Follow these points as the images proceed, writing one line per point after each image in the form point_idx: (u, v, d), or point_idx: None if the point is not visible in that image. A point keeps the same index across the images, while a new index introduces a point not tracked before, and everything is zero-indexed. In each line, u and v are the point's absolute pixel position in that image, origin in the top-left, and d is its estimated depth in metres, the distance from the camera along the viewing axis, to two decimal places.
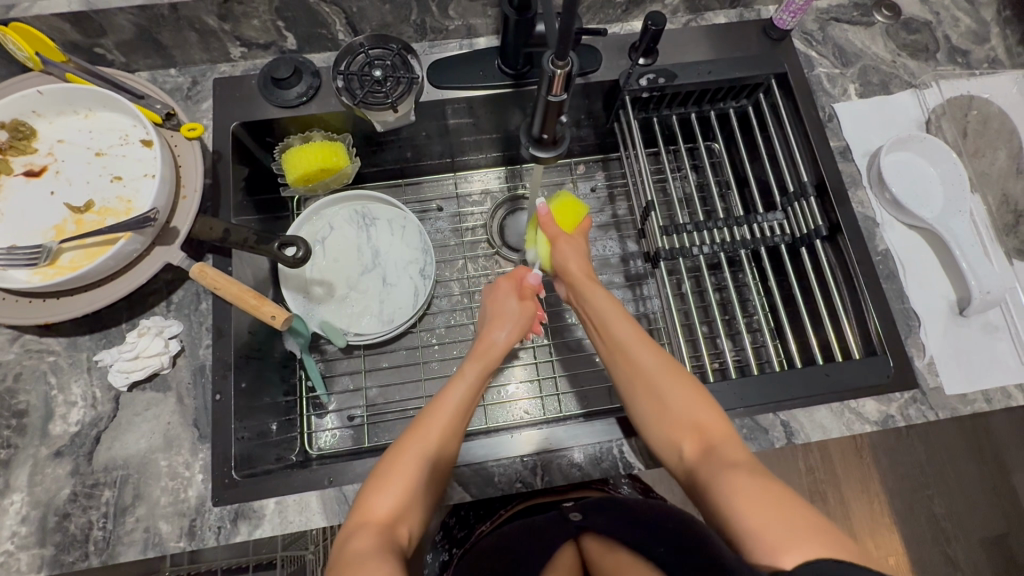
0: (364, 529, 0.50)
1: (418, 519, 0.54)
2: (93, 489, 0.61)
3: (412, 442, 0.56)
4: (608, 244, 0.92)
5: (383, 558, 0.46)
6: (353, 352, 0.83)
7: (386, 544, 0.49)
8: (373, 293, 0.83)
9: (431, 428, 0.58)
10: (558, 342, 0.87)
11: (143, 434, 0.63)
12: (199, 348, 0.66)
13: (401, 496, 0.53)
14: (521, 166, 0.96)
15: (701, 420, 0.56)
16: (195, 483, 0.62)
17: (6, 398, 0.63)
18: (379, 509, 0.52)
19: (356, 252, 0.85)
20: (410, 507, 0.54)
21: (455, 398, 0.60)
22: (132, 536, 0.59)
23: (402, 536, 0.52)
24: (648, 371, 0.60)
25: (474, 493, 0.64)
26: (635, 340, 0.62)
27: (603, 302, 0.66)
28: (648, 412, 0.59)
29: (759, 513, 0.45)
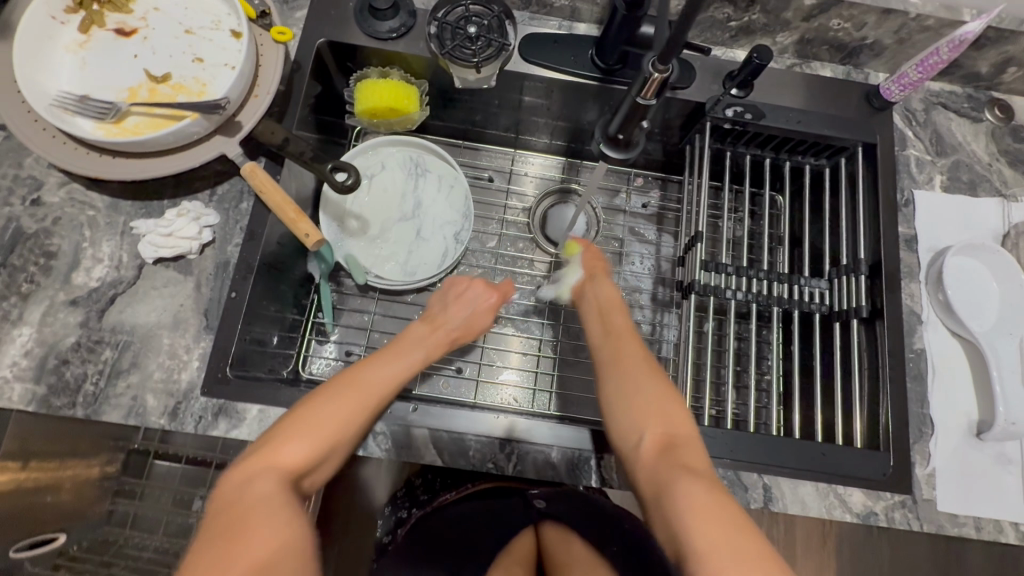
0: (270, 470, 0.52)
1: (323, 472, 0.57)
2: (96, 345, 0.62)
3: (345, 404, 0.58)
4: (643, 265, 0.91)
5: (283, 509, 0.49)
6: (368, 293, 0.84)
7: (289, 491, 0.52)
8: (405, 241, 0.84)
9: (372, 385, 0.61)
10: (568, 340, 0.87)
11: (154, 308, 0.64)
12: (228, 245, 0.67)
13: (313, 449, 0.55)
14: (582, 162, 0.95)
15: (671, 419, 0.59)
16: (189, 368, 0.63)
17: (41, 237, 0.65)
18: (290, 455, 0.54)
19: (399, 198, 0.85)
20: (319, 462, 0.56)
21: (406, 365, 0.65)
22: (118, 400, 0.61)
23: (301, 483, 0.55)
24: (631, 361, 0.63)
25: (447, 459, 0.65)
26: (628, 338, 0.66)
27: (609, 298, 0.71)
28: (612, 395, 0.62)
29: (712, 533, 0.48)
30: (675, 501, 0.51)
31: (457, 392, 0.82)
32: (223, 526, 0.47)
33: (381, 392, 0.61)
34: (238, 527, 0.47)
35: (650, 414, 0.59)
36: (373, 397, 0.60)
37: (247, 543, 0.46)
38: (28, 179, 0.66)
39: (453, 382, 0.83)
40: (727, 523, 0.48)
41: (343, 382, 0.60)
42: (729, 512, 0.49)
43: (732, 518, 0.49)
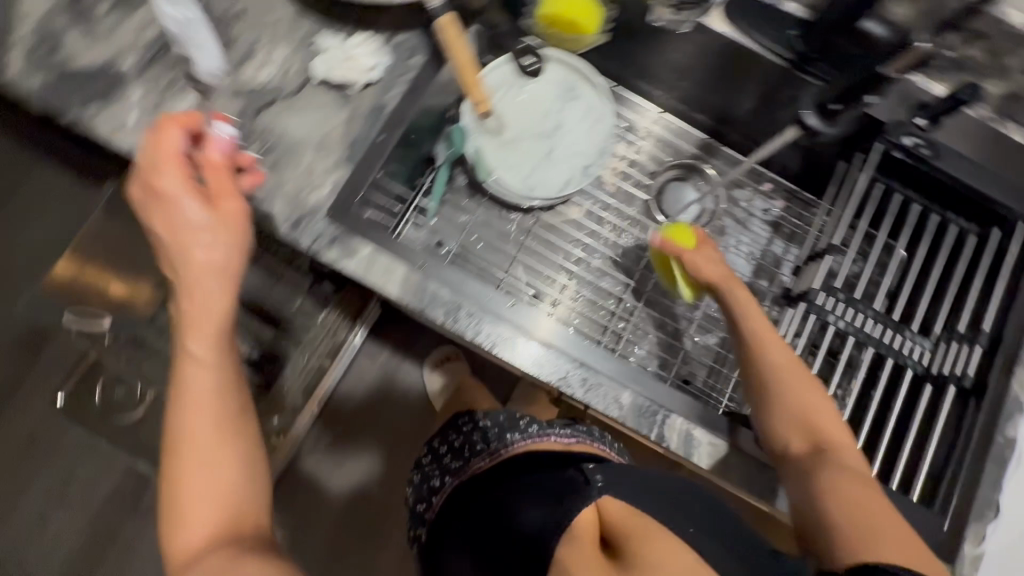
0: (179, 562, 0.46)
1: (263, 492, 0.51)
2: (244, 138, 0.64)
3: (191, 461, 0.48)
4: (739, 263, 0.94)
5: (241, 570, 0.44)
6: (477, 195, 0.90)
7: (242, 549, 0.46)
8: (534, 156, 0.84)
9: (201, 443, 0.49)
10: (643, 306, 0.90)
11: (305, 124, 0.65)
12: (388, 92, 0.67)
13: (218, 505, 0.48)
14: (720, 147, 0.96)
15: (814, 418, 0.60)
16: (320, 190, 0.64)
17: (226, 23, 0.67)
18: (189, 540, 0.47)
19: (542, 114, 0.85)
20: (238, 504, 0.49)
21: (203, 384, 0.50)
22: (250, 194, 0.63)
23: (256, 525, 0.49)
24: (771, 367, 0.62)
25: (525, 363, 0.64)
26: (769, 340, 0.64)
27: (742, 304, 0.67)
28: (758, 403, 0.62)
29: (857, 526, 0.52)
30: (821, 493, 0.55)
31: None
32: None
33: (201, 398, 0.50)
34: None
35: (796, 425, 0.60)
36: (214, 417, 0.50)
37: None
38: None
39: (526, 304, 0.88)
40: (870, 503, 0.54)
41: (187, 403, 0.49)
42: (873, 501, 0.54)
43: (877, 508, 0.53)
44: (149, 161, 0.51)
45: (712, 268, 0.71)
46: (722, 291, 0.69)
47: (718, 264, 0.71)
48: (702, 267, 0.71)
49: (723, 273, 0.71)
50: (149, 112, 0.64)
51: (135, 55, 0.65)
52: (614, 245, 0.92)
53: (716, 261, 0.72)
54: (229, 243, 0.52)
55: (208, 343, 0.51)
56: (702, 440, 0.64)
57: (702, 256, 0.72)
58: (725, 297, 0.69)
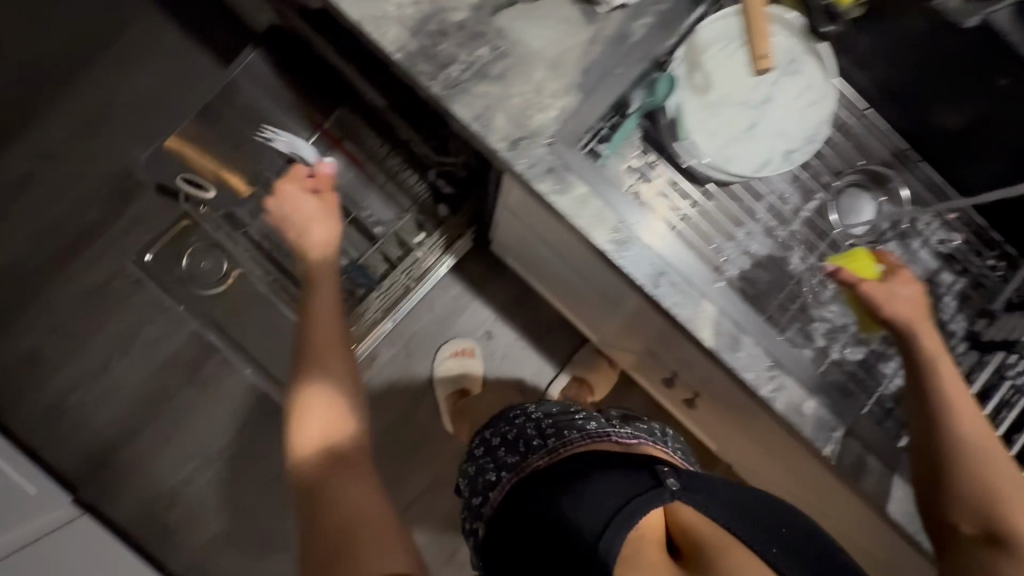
0: (301, 450, 0.77)
1: (347, 425, 0.80)
2: (477, 35, 0.58)
3: (310, 409, 0.80)
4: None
5: (337, 483, 0.73)
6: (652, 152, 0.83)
7: (333, 465, 0.75)
8: (735, 127, 0.76)
9: (314, 341, 0.89)
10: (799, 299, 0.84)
11: (544, 35, 0.59)
12: (638, 20, 0.61)
13: (327, 418, 0.80)
14: (913, 159, 0.90)
15: (998, 507, 0.68)
16: (545, 113, 0.59)
17: None
18: (308, 442, 0.77)
19: (754, 83, 0.77)
20: (336, 428, 0.79)
21: (322, 304, 0.93)
22: (472, 100, 0.58)
23: (342, 450, 0.77)
24: (969, 448, 0.70)
25: (716, 343, 0.64)
26: (966, 416, 0.70)
27: (944, 373, 0.71)
28: (949, 485, 0.70)
29: None
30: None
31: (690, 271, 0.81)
32: (322, 490, 0.72)
33: (329, 344, 0.89)
34: (337, 487, 0.72)
35: (970, 505, 0.69)
36: (320, 380, 0.84)
37: (329, 498, 0.71)
38: None
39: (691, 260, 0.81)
40: None
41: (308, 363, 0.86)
42: None
43: None
44: (292, 224, 0.96)
45: (908, 297, 0.71)
46: (915, 338, 0.71)
47: (913, 298, 0.71)
48: (888, 305, 0.71)
49: (917, 308, 0.71)
50: None
51: None
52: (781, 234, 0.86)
53: (910, 295, 0.71)
54: (329, 287, 0.95)
55: (325, 299, 0.93)
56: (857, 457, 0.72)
57: (887, 294, 0.71)
58: (923, 352, 0.71)
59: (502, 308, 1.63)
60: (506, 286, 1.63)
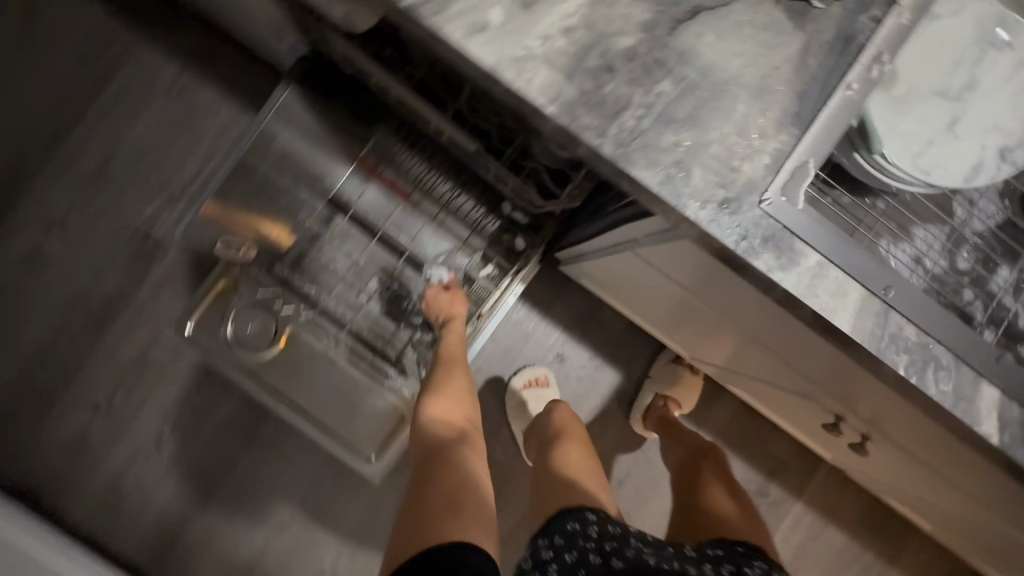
0: (429, 418, 0.92)
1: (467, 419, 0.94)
2: (655, 66, 0.42)
3: (457, 379, 1.00)
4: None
5: (456, 458, 0.83)
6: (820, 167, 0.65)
7: (451, 446, 0.86)
8: (934, 124, 0.60)
9: (452, 354, 1.05)
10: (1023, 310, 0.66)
11: (741, 56, 0.43)
12: (857, 15, 0.45)
13: (456, 401, 0.96)
14: None
15: None
16: (756, 160, 0.43)
17: None
18: (436, 409, 0.93)
19: (949, 66, 0.61)
20: (456, 414, 0.93)
21: (457, 339, 1.09)
22: (659, 157, 0.42)
23: (466, 436, 0.91)
24: None
25: (1007, 442, 0.48)
26: None
27: None
28: None
29: None
30: None
31: None
32: (440, 459, 0.83)
33: (459, 356, 1.06)
34: (446, 471, 0.81)
35: None
36: (460, 372, 1.02)
37: (451, 469, 0.81)
38: None
39: None
40: None
41: (447, 363, 1.04)
42: None
43: None
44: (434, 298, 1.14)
45: None
46: None
47: None
48: None
49: None
50: (520, 6, 0.41)
51: None
52: (984, 238, 0.68)
53: None
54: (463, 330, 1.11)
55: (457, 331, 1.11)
56: None
57: None
58: None
59: (571, 327, 1.48)
60: (571, 303, 1.48)
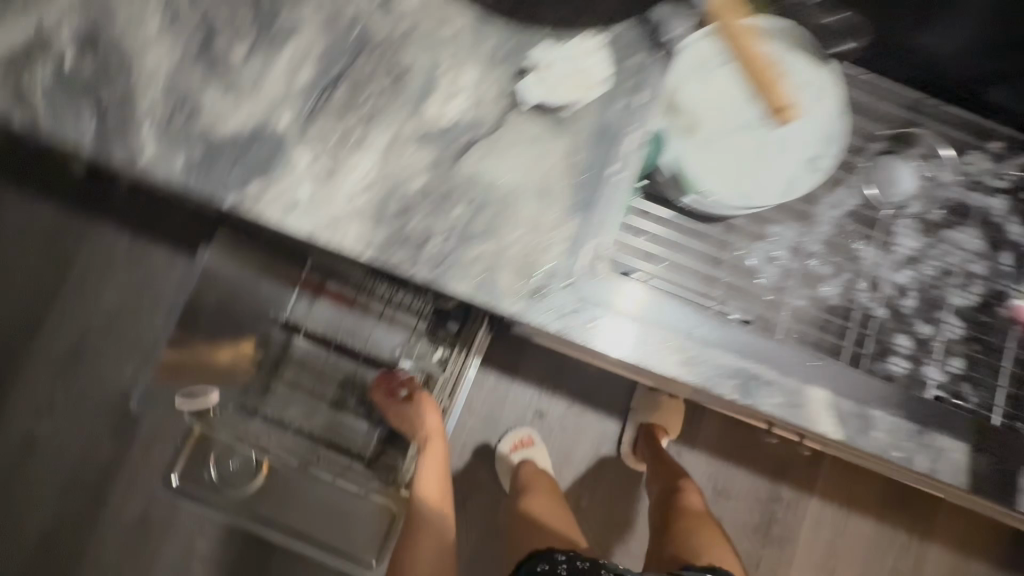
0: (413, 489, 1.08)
1: (437, 494, 1.08)
2: (446, 196, 0.50)
3: (434, 453, 1.11)
4: (966, 236, 0.78)
5: (429, 519, 1.05)
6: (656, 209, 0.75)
7: (428, 512, 1.06)
8: (746, 155, 0.67)
9: (432, 431, 1.12)
10: (876, 316, 0.75)
11: (518, 166, 0.50)
12: (613, 105, 0.52)
13: (433, 475, 1.09)
14: (929, 108, 0.80)
15: None
16: (552, 250, 0.50)
17: (391, 48, 0.51)
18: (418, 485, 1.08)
19: (749, 98, 0.67)
20: (432, 487, 1.08)
21: (434, 413, 1.14)
22: (468, 269, 0.49)
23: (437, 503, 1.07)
24: None
25: (849, 433, 0.53)
26: None
27: None
28: None
29: None
30: None
31: None
32: (412, 529, 1.04)
33: (434, 427, 1.12)
34: (418, 532, 1.04)
35: None
36: (437, 446, 1.11)
37: (422, 530, 1.04)
38: None
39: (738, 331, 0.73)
40: None
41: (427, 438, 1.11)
42: None
43: None
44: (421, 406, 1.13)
45: None
46: None
47: None
48: None
49: None
50: (321, 178, 0.49)
51: (285, 107, 0.50)
52: (820, 250, 0.76)
53: None
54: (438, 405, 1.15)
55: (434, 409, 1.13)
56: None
57: None
58: None
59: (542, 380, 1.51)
60: (537, 353, 1.52)
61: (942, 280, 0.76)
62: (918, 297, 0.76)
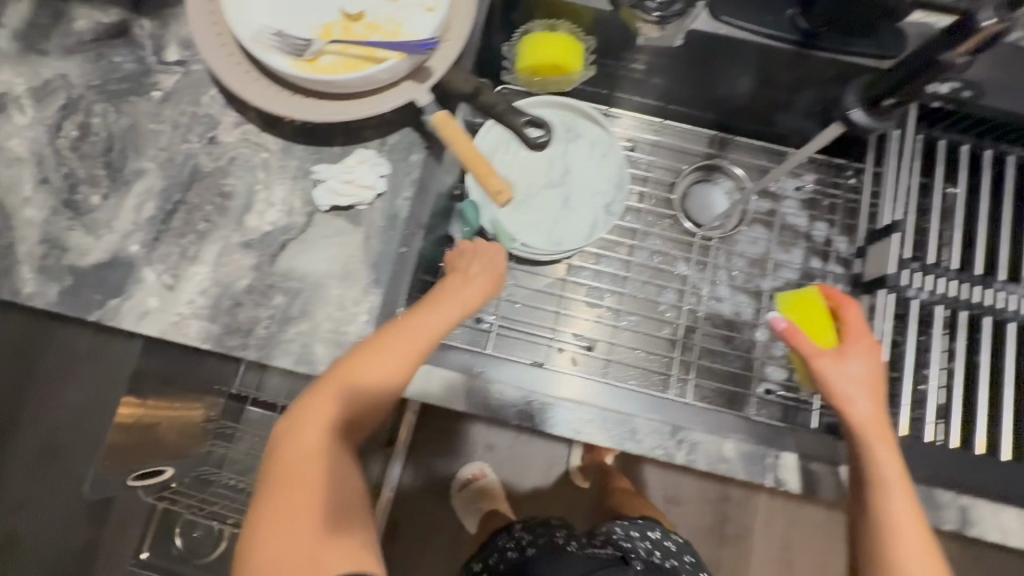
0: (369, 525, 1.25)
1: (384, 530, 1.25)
2: (268, 289, 0.62)
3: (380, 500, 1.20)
4: (773, 245, 0.89)
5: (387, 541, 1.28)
6: None
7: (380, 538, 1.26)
8: (551, 208, 0.80)
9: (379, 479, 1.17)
10: (699, 328, 0.87)
11: (324, 257, 0.62)
12: (398, 198, 0.64)
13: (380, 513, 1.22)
14: (732, 137, 0.91)
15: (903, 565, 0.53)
16: (356, 321, 0.61)
17: (216, 177, 0.64)
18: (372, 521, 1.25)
19: (547, 162, 0.81)
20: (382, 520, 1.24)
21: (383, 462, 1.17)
22: (289, 346, 0.60)
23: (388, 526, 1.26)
24: (893, 521, 0.54)
25: (613, 439, 0.60)
26: (890, 489, 0.54)
27: (876, 429, 0.56)
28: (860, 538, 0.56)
29: None
30: None
31: (586, 367, 0.84)
32: None
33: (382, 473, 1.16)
34: None
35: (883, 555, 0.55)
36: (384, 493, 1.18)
37: None
38: (204, 117, 0.66)
39: (582, 357, 0.85)
40: None
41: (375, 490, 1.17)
42: None
43: None
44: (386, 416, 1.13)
45: (843, 386, 0.57)
46: (828, 386, 0.58)
47: (852, 385, 0.57)
48: (829, 383, 0.58)
49: (869, 383, 0.58)
50: (167, 290, 0.62)
51: (136, 235, 0.63)
52: (645, 277, 0.89)
53: (855, 377, 0.58)
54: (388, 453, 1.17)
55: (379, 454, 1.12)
56: (822, 472, 0.60)
57: (840, 370, 0.58)
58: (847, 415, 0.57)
59: None
60: None
61: (763, 286, 0.88)
62: (742, 305, 0.88)
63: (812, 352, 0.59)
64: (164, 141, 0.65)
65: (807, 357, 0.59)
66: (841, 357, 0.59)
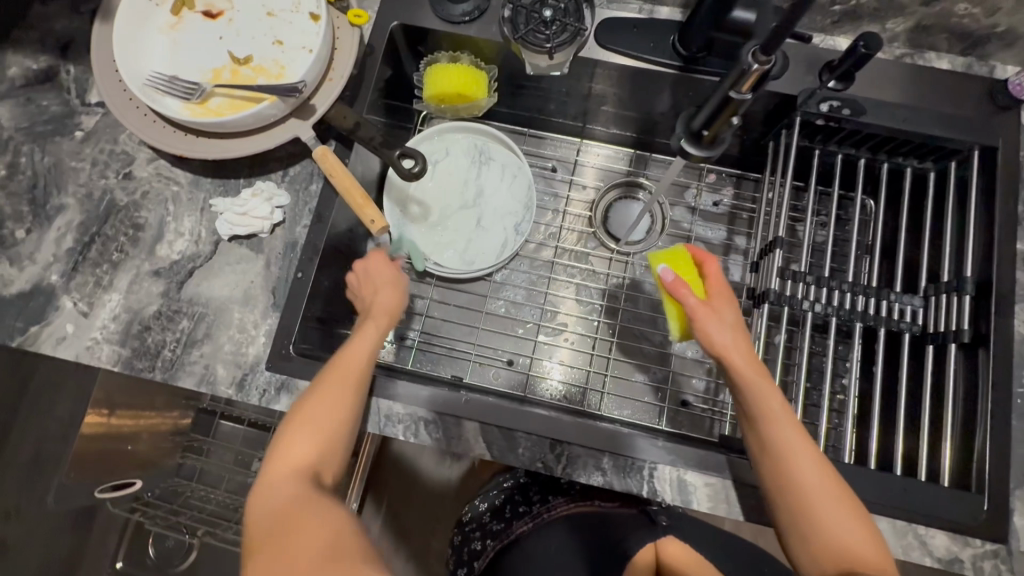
0: None
1: None
2: (174, 314, 0.66)
3: None
4: None
5: None
6: (425, 279, 0.89)
7: None
8: (466, 228, 0.85)
9: None
10: (616, 344, 0.87)
11: (227, 282, 0.67)
12: (297, 226, 0.68)
13: None
14: (651, 154, 0.93)
15: (800, 495, 0.52)
16: (256, 343, 0.65)
17: (131, 210, 0.69)
18: None
19: (462, 185, 0.86)
20: None
21: None
22: (192, 367, 0.64)
23: None
24: (784, 445, 0.53)
25: (495, 453, 0.64)
26: (774, 416, 0.54)
27: (750, 367, 0.56)
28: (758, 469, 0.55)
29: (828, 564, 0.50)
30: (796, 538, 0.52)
31: (507, 382, 0.85)
32: None
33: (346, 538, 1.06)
34: None
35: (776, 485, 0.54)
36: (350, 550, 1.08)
37: None
38: (122, 154, 0.71)
39: (503, 373, 0.86)
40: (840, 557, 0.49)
41: None
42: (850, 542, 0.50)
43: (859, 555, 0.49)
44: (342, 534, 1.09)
45: (722, 338, 0.57)
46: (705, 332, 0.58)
47: (727, 333, 0.58)
48: (706, 331, 0.58)
49: (741, 331, 0.59)
50: (83, 316, 0.66)
51: (55, 266, 0.67)
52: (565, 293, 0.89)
53: (728, 324, 0.59)
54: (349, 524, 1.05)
55: None
56: (696, 482, 0.62)
57: (717, 320, 0.58)
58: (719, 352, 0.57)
59: None
60: None
61: None
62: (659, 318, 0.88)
63: (688, 299, 0.59)
64: (84, 177, 0.70)
65: (688, 304, 0.59)
66: (715, 310, 0.60)
